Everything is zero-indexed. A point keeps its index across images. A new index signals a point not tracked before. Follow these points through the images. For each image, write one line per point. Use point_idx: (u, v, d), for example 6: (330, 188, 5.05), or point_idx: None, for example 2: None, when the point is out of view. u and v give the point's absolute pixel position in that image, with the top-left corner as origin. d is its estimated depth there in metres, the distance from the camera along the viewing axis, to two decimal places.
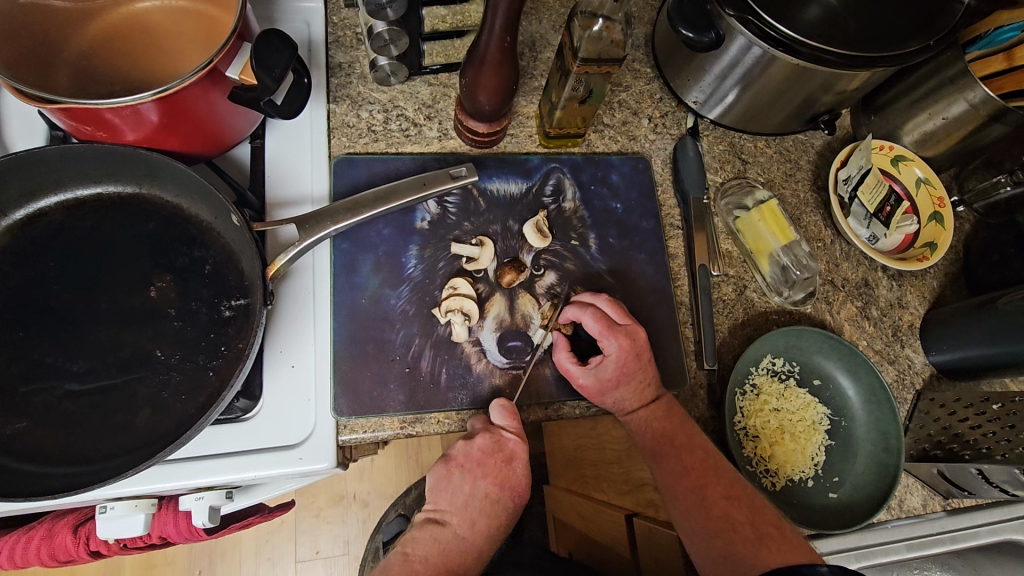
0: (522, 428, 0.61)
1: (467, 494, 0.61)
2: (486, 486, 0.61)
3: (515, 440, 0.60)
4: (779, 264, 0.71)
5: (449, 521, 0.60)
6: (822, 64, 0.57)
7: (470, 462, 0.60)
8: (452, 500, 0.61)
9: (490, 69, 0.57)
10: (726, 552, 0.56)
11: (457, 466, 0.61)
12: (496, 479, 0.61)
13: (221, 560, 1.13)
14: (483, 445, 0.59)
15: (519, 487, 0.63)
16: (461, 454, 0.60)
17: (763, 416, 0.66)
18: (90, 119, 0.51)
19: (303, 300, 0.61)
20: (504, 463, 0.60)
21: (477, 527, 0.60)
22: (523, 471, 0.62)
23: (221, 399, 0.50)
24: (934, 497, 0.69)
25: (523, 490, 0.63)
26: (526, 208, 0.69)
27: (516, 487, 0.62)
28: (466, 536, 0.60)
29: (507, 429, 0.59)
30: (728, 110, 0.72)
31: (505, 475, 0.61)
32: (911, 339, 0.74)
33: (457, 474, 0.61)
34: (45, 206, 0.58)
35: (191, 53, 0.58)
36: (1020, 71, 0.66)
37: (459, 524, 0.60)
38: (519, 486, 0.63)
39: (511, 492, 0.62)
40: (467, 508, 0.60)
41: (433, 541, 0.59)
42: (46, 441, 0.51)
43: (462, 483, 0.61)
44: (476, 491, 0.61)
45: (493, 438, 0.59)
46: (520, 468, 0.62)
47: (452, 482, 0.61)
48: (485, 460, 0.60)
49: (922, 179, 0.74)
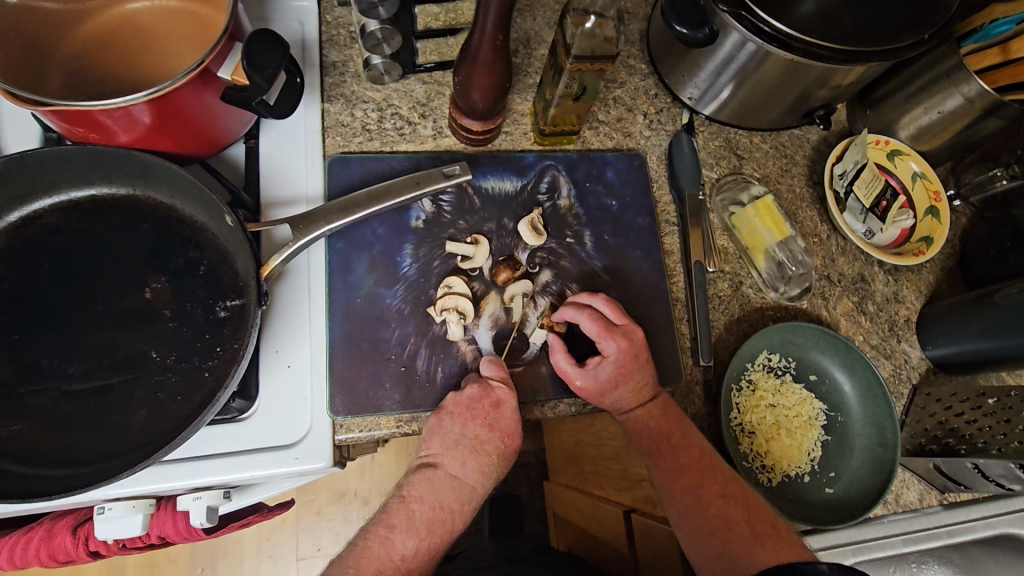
0: (510, 379, 0.61)
1: (457, 437, 0.59)
2: (476, 428, 0.59)
3: (503, 387, 0.60)
4: (775, 260, 0.71)
5: (441, 464, 0.59)
6: (816, 60, 0.58)
7: (459, 408, 0.59)
8: (444, 441, 0.59)
9: (483, 67, 0.57)
10: (723, 551, 0.57)
11: (446, 413, 0.59)
12: (487, 422, 0.59)
13: (222, 558, 1.13)
14: (470, 394, 0.59)
15: (511, 429, 0.60)
16: (450, 404, 0.59)
17: (759, 412, 0.66)
18: (83, 122, 0.51)
19: (298, 300, 0.61)
20: (492, 409, 0.59)
21: (469, 467, 0.59)
22: (513, 414, 0.60)
23: (216, 400, 0.50)
24: (931, 491, 0.69)
25: (514, 432, 0.61)
26: (521, 206, 0.69)
27: (508, 429, 0.60)
28: (459, 476, 0.59)
29: (495, 380, 0.60)
30: (723, 106, 0.72)
31: (495, 418, 0.59)
32: (907, 334, 0.74)
33: (446, 419, 0.58)
34: (38, 209, 0.57)
35: (183, 56, 0.58)
36: (1017, 63, 0.65)
37: (451, 465, 0.59)
38: (511, 428, 0.60)
39: (503, 435, 0.60)
40: (459, 449, 0.59)
41: (428, 482, 0.58)
42: (43, 443, 0.51)
43: (451, 428, 0.59)
44: (467, 433, 0.59)
45: (482, 387, 0.59)
46: (510, 412, 0.60)
47: (441, 428, 0.58)
48: (474, 407, 0.58)
49: (917, 173, 0.74)
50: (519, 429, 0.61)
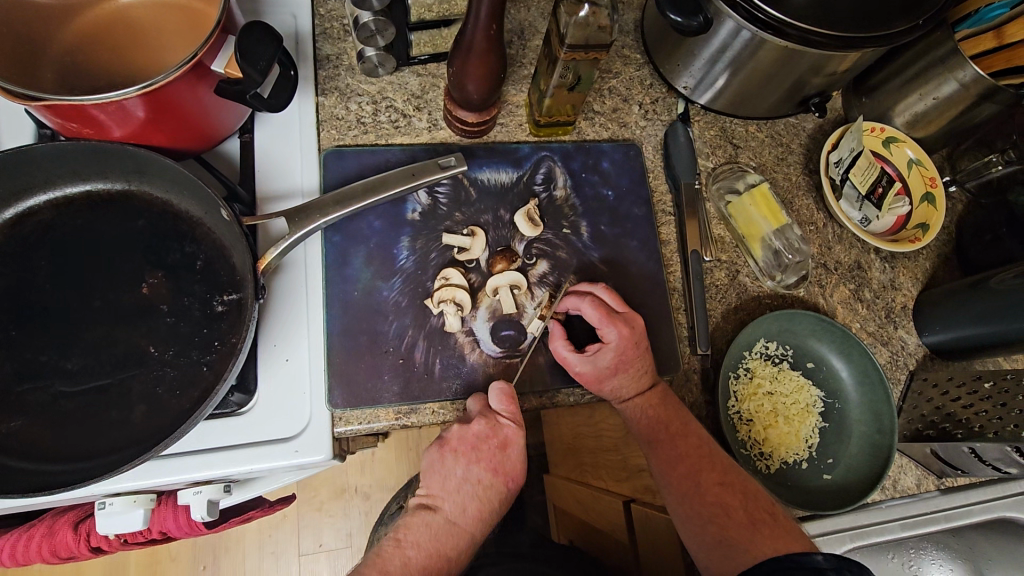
0: (519, 416, 0.60)
1: (460, 478, 0.59)
2: (480, 472, 0.59)
3: (511, 426, 0.59)
4: (772, 248, 0.71)
5: (442, 506, 0.59)
6: (809, 46, 0.57)
7: (465, 444, 0.59)
8: (446, 484, 0.59)
9: (477, 57, 0.57)
10: (721, 538, 0.57)
11: (451, 449, 0.59)
12: (491, 465, 0.60)
13: (224, 555, 1.14)
14: (478, 430, 0.58)
15: (514, 472, 0.61)
16: (455, 437, 0.59)
17: (757, 400, 0.67)
18: (77, 117, 0.51)
19: (295, 294, 0.61)
20: (498, 450, 0.59)
21: (468, 512, 0.59)
22: (519, 454, 0.61)
23: (215, 393, 0.50)
24: (929, 476, 0.70)
25: (518, 475, 0.61)
26: (517, 197, 0.68)
27: (511, 471, 0.61)
28: (457, 521, 0.58)
29: (503, 415, 0.59)
30: (718, 95, 0.72)
31: (500, 460, 0.60)
32: (904, 321, 0.74)
33: (450, 457, 0.59)
34: (34, 204, 0.57)
35: (175, 46, 0.58)
36: (1013, 48, 0.65)
37: (451, 509, 0.58)
38: (514, 470, 0.61)
39: (506, 478, 0.61)
40: (461, 492, 0.59)
41: (426, 525, 0.57)
42: (43, 439, 0.52)
43: (455, 468, 0.59)
44: (471, 476, 0.59)
45: (490, 424, 0.58)
46: (516, 453, 0.61)
47: (444, 466, 0.59)
48: (479, 445, 0.59)
49: (914, 160, 0.73)
50: (520, 475, 0.62)
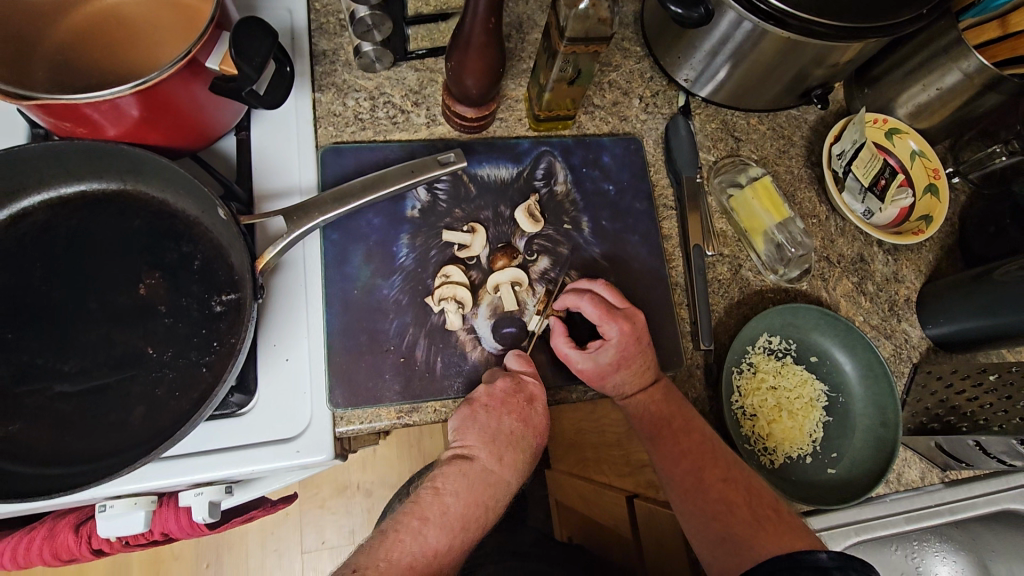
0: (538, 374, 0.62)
1: (495, 429, 0.59)
2: (511, 424, 0.59)
3: (535, 382, 0.61)
4: (774, 241, 0.70)
5: (478, 456, 0.59)
6: (813, 37, 0.56)
7: (494, 401, 0.58)
8: (482, 435, 0.59)
9: (475, 52, 0.56)
10: (724, 535, 0.56)
11: (482, 407, 0.58)
12: (522, 417, 0.60)
13: (228, 552, 1.14)
14: (502, 386, 0.59)
15: (542, 426, 0.61)
16: (485, 395, 0.58)
17: (760, 394, 0.66)
18: (70, 116, 0.50)
19: (293, 294, 0.60)
20: (526, 404, 0.60)
21: (505, 461, 0.60)
22: (544, 410, 0.61)
23: (214, 394, 0.49)
24: (933, 469, 0.69)
25: (544, 430, 0.62)
26: (517, 193, 0.68)
27: (539, 427, 0.61)
28: (493, 471, 0.59)
29: (525, 373, 0.61)
30: (719, 88, 0.71)
31: (529, 413, 0.60)
32: (907, 314, 0.73)
33: (483, 413, 0.58)
34: (28, 205, 0.57)
35: (169, 41, 0.57)
36: (1016, 38, 0.64)
37: (487, 459, 0.59)
38: (542, 425, 0.61)
39: (535, 430, 0.61)
40: (495, 443, 0.59)
41: (463, 475, 0.58)
42: (40, 442, 0.51)
43: (489, 421, 0.59)
44: (504, 427, 0.59)
45: (512, 380, 0.59)
46: (542, 408, 0.61)
47: (476, 421, 0.58)
48: (509, 400, 0.59)
49: (916, 152, 0.73)
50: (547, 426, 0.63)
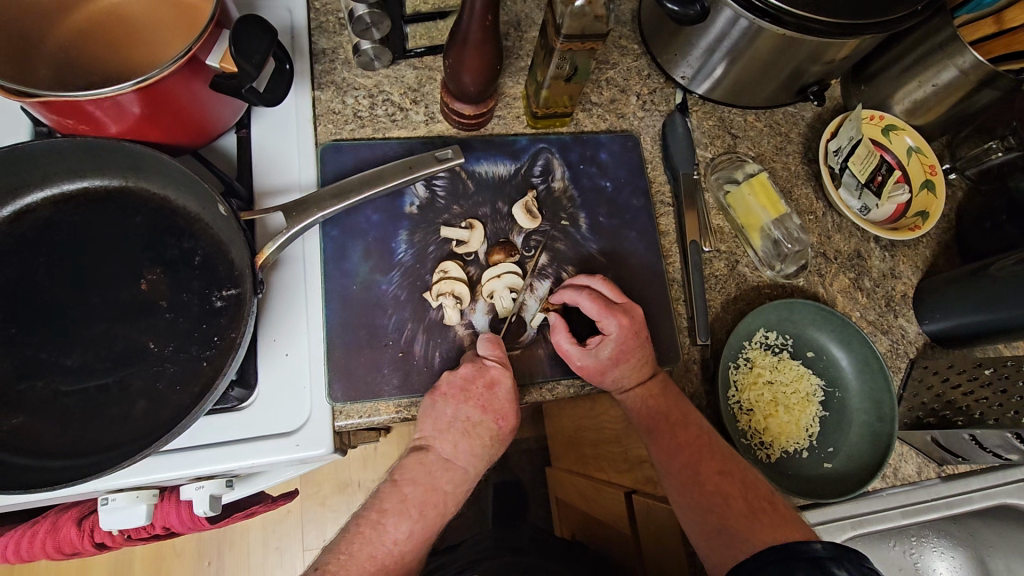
0: (506, 357, 0.60)
1: (450, 418, 0.58)
2: (469, 411, 0.58)
3: (497, 367, 0.59)
4: (771, 238, 0.70)
5: (433, 446, 0.59)
6: (810, 34, 0.57)
7: (453, 389, 0.58)
8: (437, 424, 0.58)
9: (473, 50, 0.57)
10: (720, 527, 0.56)
11: (441, 394, 0.59)
12: (480, 403, 0.59)
13: (230, 550, 1.14)
14: (463, 372, 0.58)
15: (505, 410, 0.60)
16: (444, 382, 0.59)
17: (757, 389, 0.67)
18: (73, 113, 0.51)
19: (293, 289, 0.61)
20: (487, 391, 0.59)
21: (460, 449, 0.59)
22: (507, 395, 0.59)
23: (215, 388, 0.50)
24: (929, 464, 0.70)
25: (508, 415, 0.60)
26: (515, 189, 0.68)
27: (501, 411, 0.59)
28: (451, 458, 0.59)
29: (490, 359, 0.59)
30: (716, 85, 0.71)
31: (489, 399, 0.59)
32: (904, 310, 0.74)
33: (439, 400, 0.58)
34: (31, 202, 0.57)
35: (171, 40, 0.58)
36: (1011, 34, 0.65)
37: (442, 447, 0.59)
38: (505, 410, 0.60)
39: (496, 416, 0.60)
40: (451, 431, 0.59)
41: (420, 465, 0.59)
42: (43, 436, 0.52)
43: (444, 410, 0.58)
44: (460, 415, 0.58)
45: (475, 366, 0.58)
46: (505, 392, 0.59)
47: (434, 411, 0.58)
48: (467, 386, 0.58)
49: (912, 148, 0.73)
50: (513, 412, 0.61)
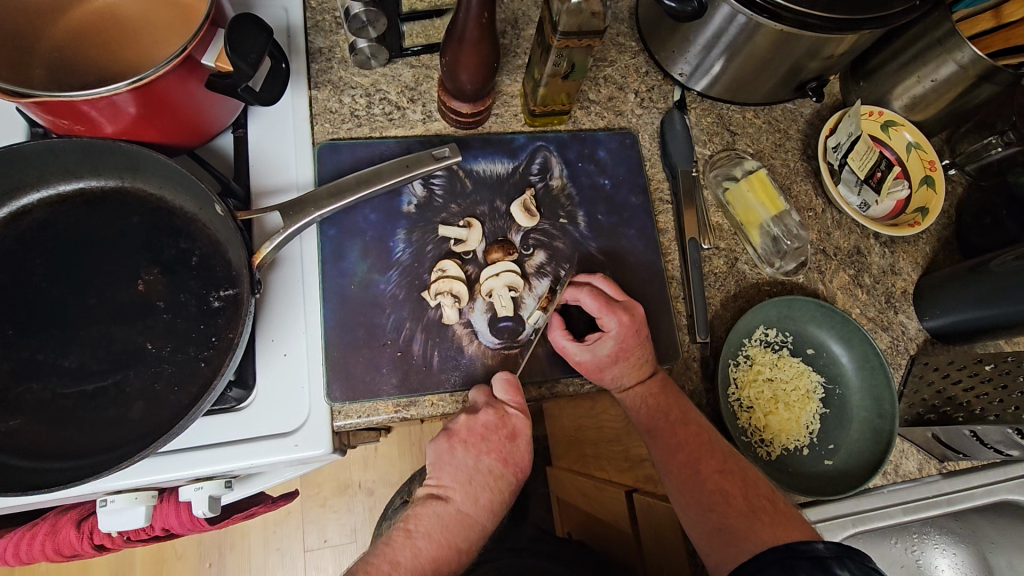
0: (525, 405, 0.61)
1: (470, 468, 0.59)
2: (489, 462, 0.59)
3: (519, 416, 0.60)
4: (770, 235, 0.71)
5: (453, 497, 0.58)
6: (807, 29, 0.57)
7: (474, 435, 0.59)
8: (457, 474, 0.59)
9: (469, 47, 0.56)
10: (720, 525, 0.56)
11: (460, 442, 0.59)
12: (501, 455, 0.60)
13: (230, 551, 1.14)
14: (486, 420, 0.58)
15: (523, 463, 0.61)
16: (464, 429, 0.59)
17: (757, 386, 0.67)
18: (68, 114, 0.50)
19: (291, 289, 0.60)
20: (507, 440, 0.60)
21: (480, 501, 0.58)
22: (526, 446, 0.61)
23: (212, 389, 0.50)
24: (930, 460, 0.70)
25: (526, 467, 0.62)
26: (513, 188, 0.68)
27: (519, 463, 0.61)
28: (468, 511, 0.58)
29: (510, 407, 0.60)
30: (715, 82, 0.71)
31: (509, 451, 0.60)
32: (904, 305, 0.74)
33: (460, 448, 0.59)
34: (27, 203, 0.57)
35: (166, 39, 0.57)
36: (1010, 28, 0.65)
37: (462, 500, 0.58)
38: (523, 461, 0.61)
39: (514, 470, 0.61)
40: (471, 482, 0.59)
41: (436, 515, 0.57)
42: (40, 438, 0.52)
43: (465, 459, 0.59)
44: (480, 466, 0.59)
45: (498, 415, 0.59)
46: (525, 444, 0.61)
47: (453, 457, 0.59)
48: (489, 437, 0.59)
49: (912, 144, 0.73)
50: (529, 463, 0.63)
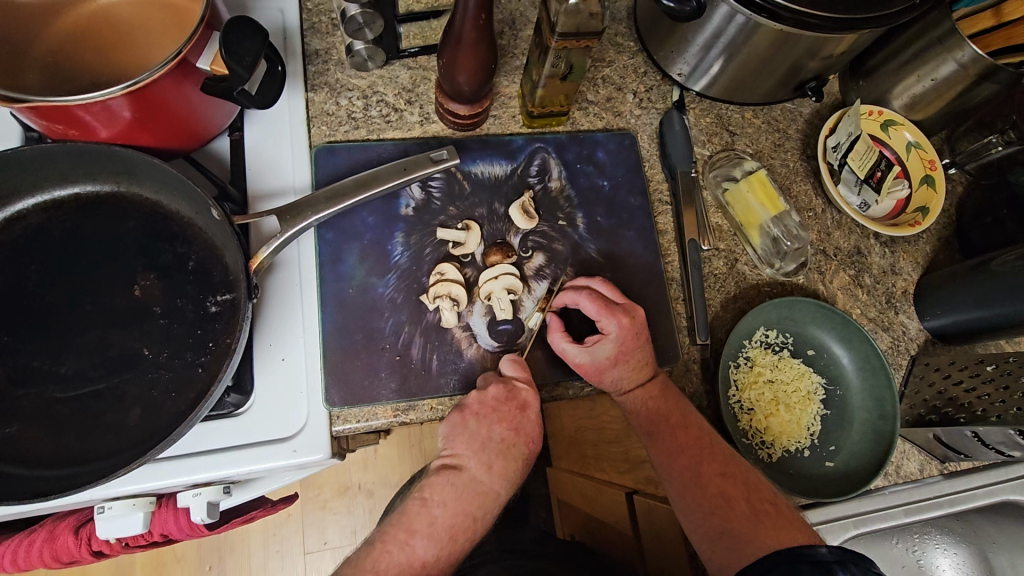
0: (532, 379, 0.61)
1: (484, 438, 0.59)
2: (502, 432, 0.59)
3: (529, 390, 0.60)
4: (770, 235, 0.70)
5: (466, 466, 0.59)
6: (806, 28, 0.56)
7: (485, 409, 0.58)
8: (471, 444, 0.59)
9: (467, 49, 0.56)
10: (724, 529, 0.55)
11: (472, 415, 0.58)
12: (513, 426, 0.59)
13: (230, 554, 1.14)
14: (495, 394, 0.58)
15: (533, 434, 0.61)
16: (476, 403, 0.58)
17: (757, 388, 0.66)
18: (62, 118, 0.50)
19: (288, 294, 0.60)
20: (519, 411, 0.59)
21: (494, 470, 0.59)
22: (536, 417, 0.61)
23: (210, 394, 0.49)
24: (931, 461, 0.69)
25: (536, 437, 0.62)
26: (511, 190, 0.68)
27: (530, 434, 0.61)
28: (483, 480, 0.59)
29: (519, 380, 0.60)
30: (713, 82, 0.71)
31: (521, 421, 0.60)
32: (905, 306, 0.73)
33: (473, 421, 0.58)
34: (22, 209, 0.57)
35: (160, 42, 0.57)
36: (1010, 27, 0.65)
37: (476, 469, 0.59)
38: (534, 433, 0.61)
39: (526, 439, 0.61)
40: (484, 452, 0.59)
41: (451, 486, 0.58)
42: (36, 445, 0.51)
43: (479, 430, 0.59)
44: (494, 436, 0.59)
45: (506, 389, 0.59)
46: (534, 415, 0.60)
47: (466, 430, 0.59)
48: (501, 408, 0.58)
49: (913, 143, 0.72)
50: (539, 433, 0.62)
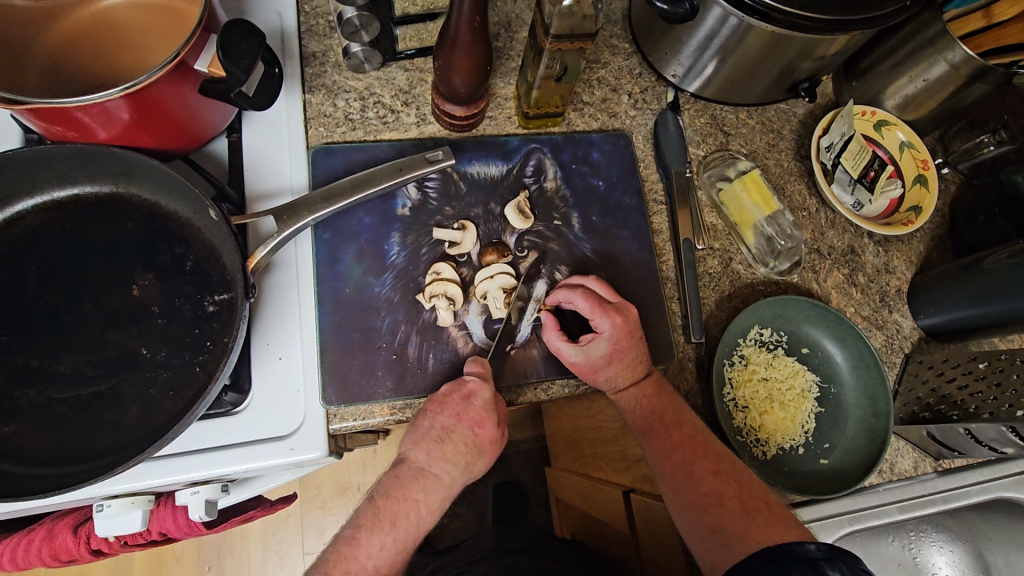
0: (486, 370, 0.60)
1: (428, 429, 0.59)
2: (444, 420, 0.58)
3: (477, 380, 0.59)
4: (764, 235, 0.70)
5: (410, 457, 0.60)
6: (798, 31, 0.57)
7: (432, 402, 0.59)
8: (414, 436, 0.60)
9: (462, 51, 0.56)
10: (716, 527, 0.56)
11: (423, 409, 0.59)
12: (455, 414, 0.58)
13: (230, 553, 1.14)
14: (443, 388, 0.59)
15: (484, 418, 0.59)
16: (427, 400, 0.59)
17: (752, 386, 0.67)
18: (60, 120, 0.51)
19: (285, 293, 0.61)
20: (462, 400, 0.58)
21: (435, 459, 0.60)
22: (489, 404, 0.59)
23: (207, 393, 0.50)
24: (926, 458, 0.70)
25: (486, 421, 0.59)
26: (507, 190, 0.68)
27: (477, 419, 0.59)
28: (427, 469, 0.60)
29: (471, 373, 0.59)
30: (707, 83, 0.71)
31: (464, 409, 0.58)
32: (899, 304, 0.74)
33: (422, 414, 0.59)
34: (22, 209, 0.57)
35: (160, 47, 0.58)
36: (999, 28, 0.66)
37: (419, 458, 0.60)
38: (485, 418, 0.59)
39: (478, 425, 0.59)
40: (429, 442, 0.60)
41: (397, 477, 0.60)
42: (34, 443, 0.52)
43: (425, 422, 0.59)
44: (437, 425, 0.59)
45: (454, 380, 0.59)
46: (482, 402, 0.58)
47: (418, 424, 0.60)
48: (442, 400, 0.58)
49: (905, 143, 0.73)
50: (496, 420, 0.60)
